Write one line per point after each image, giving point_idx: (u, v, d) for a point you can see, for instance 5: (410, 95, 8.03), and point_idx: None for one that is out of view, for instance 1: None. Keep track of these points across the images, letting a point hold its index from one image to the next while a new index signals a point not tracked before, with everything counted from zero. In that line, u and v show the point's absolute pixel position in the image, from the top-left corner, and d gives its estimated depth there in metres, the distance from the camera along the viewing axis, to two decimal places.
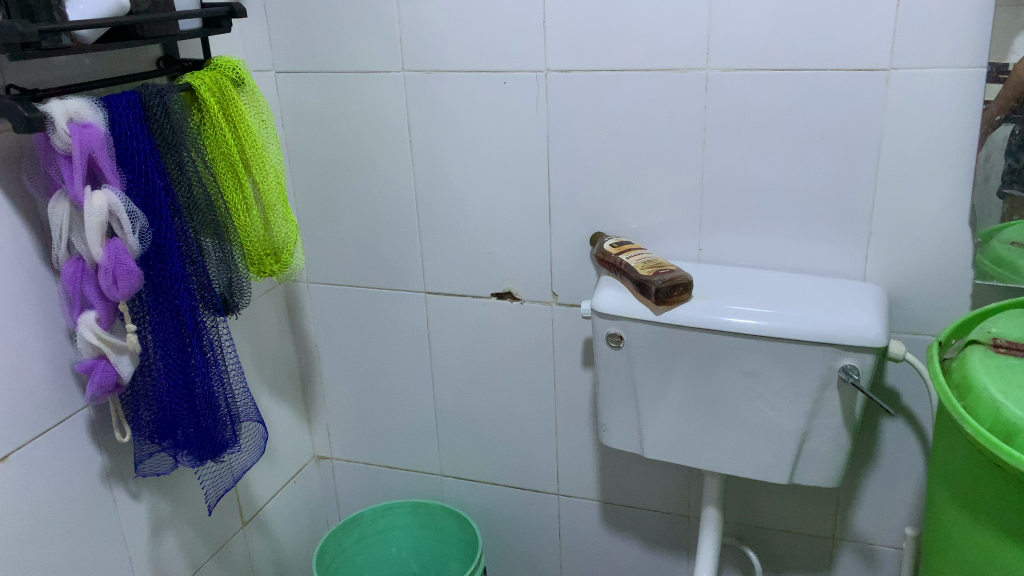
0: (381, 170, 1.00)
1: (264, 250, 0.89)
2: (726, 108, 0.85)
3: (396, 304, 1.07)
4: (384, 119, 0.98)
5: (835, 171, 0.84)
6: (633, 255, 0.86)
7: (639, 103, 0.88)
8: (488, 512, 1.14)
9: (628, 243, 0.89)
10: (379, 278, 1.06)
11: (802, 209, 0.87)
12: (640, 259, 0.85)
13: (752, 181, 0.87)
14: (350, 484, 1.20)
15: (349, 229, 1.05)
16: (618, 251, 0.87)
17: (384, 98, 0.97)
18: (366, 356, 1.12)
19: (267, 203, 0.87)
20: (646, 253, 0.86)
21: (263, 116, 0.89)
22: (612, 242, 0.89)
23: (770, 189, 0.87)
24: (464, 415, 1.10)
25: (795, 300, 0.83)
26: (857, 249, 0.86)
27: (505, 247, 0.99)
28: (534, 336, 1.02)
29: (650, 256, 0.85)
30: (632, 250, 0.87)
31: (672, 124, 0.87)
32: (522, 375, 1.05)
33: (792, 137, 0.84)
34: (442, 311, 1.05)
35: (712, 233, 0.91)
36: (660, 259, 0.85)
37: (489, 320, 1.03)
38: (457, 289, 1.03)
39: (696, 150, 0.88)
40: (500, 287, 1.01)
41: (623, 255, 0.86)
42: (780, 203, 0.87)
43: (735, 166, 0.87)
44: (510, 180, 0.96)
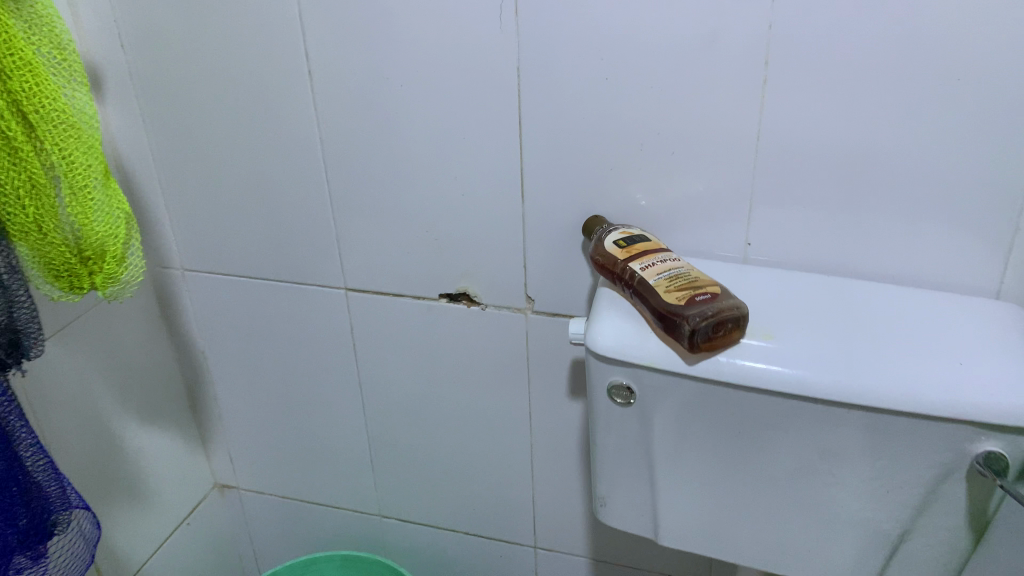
0: (273, 116, 0.68)
1: (78, 256, 0.57)
2: (805, 28, 0.53)
3: (308, 302, 0.76)
4: (270, 40, 0.64)
5: (973, 135, 0.53)
6: (652, 268, 0.55)
7: (663, 18, 0.55)
8: (445, 561, 0.87)
9: (642, 239, 0.59)
10: (282, 267, 0.75)
11: (911, 192, 0.56)
12: (664, 276, 0.54)
13: (837, 145, 0.56)
14: (265, 519, 0.92)
15: (236, 198, 0.73)
16: (628, 259, 0.57)
17: (268, 8, 0.63)
18: (274, 367, 0.82)
19: (79, 184, 0.55)
20: (673, 261, 0.56)
21: (57, 39, 0.54)
22: (619, 239, 0.58)
23: (862, 159, 0.56)
24: (408, 445, 0.81)
25: (905, 334, 0.53)
26: (993, 253, 0.56)
27: (457, 232, 0.68)
28: (502, 353, 0.72)
29: (679, 269, 0.55)
30: (650, 257, 0.56)
31: (715, 53, 0.55)
32: (486, 401, 0.76)
33: (910, 80, 0.53)
34: (373, 316, 0.75)
35: (767, 221, 0.60)
36: (695, 272, 0.55)
37: (438, 328, 0.73)
38: (391, 287, 0.72)
39: (753, 96, 0.56)
40: (453, 286, 0.70)
41: (637, 267, 0.56)
42: (878, 181, 0.56)
43: (812, 123, 0.56)
44: (464, 137, 0.64)
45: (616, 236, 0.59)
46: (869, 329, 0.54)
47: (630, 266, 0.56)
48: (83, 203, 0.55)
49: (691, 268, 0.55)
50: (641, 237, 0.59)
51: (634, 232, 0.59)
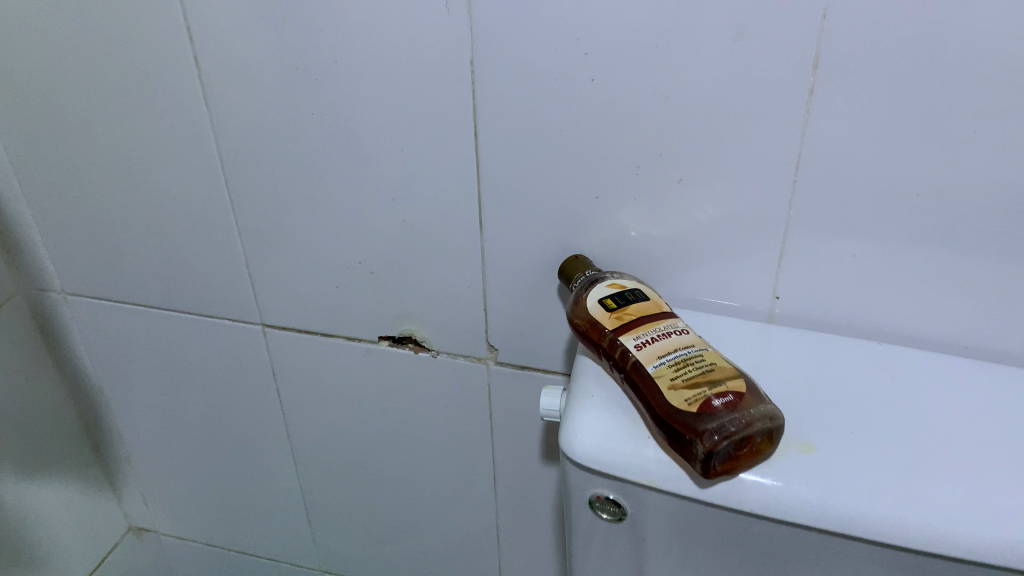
0: (155, 114, 0.52)
1: None
2: (876, 22, 0.37)
3: (219, 336, 0.61)
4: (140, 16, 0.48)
5: None
6: (653, 350, 0.40)
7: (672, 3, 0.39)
8: None
9: (640, 296, 0.44)
10: (185, 296, 0.60)
11: (1002, 245, 0.41)
12: (669, 363, 0.40)
13: (907, 179, 0.41)
14: (191, 565, 0.79)
15: (120, 211, 0.57)
16: (620, 331, 0.42)
17: None
18: (186, 406, 0.67)
19: None
20: (680, 338, 0.41)
21: None
22: (606, 297, 0.43)
23: (939, 200, 0.41)
24: (350, 499, 0.68)
25: (996, 445, 0.39)
26: None
27: (398, 266, 0.53)
28: (458, 407, 0.58)
29: (689, 351, 0.40)
30: (650, 329, 0.42)
31: (745, 52, 0.39)
32: (442, 458, 0.62)
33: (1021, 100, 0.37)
34: (299, 356, 0.60)
35: (805, 270, 0.45)
36: (711, 356, 0.40)
37: (379, 375, 0.59)
38: (319, 325, 0.57)
39: (795, 111, 0.40)
40: (395, 329, 0.55)
41: (632, 345, 0.41)
42: (958, 229, 0.41)
43: (874, 149, 0.40)
44: (403, 149, 0.48)
45: (603, 293, 0.44)
46: (945, 435, 0.40)
47: (623, 342, 0.41)
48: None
49: (705, 348, 0.41)
50: (636, 294, 0.44)
51: (626, 285, 0.44)
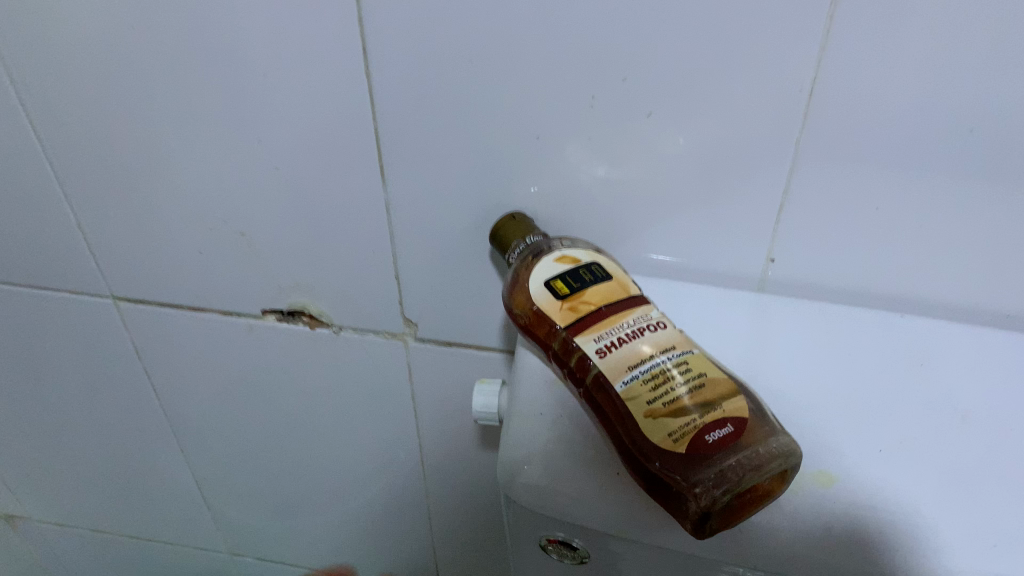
0: None
1: None
2: None
3: (63, 313, 0.48)
4: None
5: None
6: (622, 358, 0.30)
7: None
8: None
9: (602, 273, 0.32)
10: (9, 267, 0.46)
11: None
12: (646, 378, 0.29)
13: (960, 115, 0.30)
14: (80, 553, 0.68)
15: None
16: (576, 330, 0.31)
17: None
18: (38, 391, 0.55)
19: None
20: (657, 337, 0.30)
21: None
22: (556, 278, 0.32)
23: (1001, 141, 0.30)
24: (253, 484, 0.57)
25: None
26: None
27: (277, 227, 0.40)
28: (372, 387, 0.47)
29: (670, 358, 0.29)
30: (616, 325, 0.30)
31: None
32: (358, 441, 0.51)
33: None
34: (169, 334, 0.48)
35: (808, 229, 0.35)
36: (699, 364, 0.30)
37: (270, 354, 0.47)
38: (186, 298, 0.45)
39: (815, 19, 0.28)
40: (283, 301, 0.43)
41: (593, 352, 0.30)
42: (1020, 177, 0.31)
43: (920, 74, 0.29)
44: (263, 78, 0.34)
45: (550, 272, 0.32)
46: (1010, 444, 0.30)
47: (581, 346, 0.30)
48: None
49: (691, 353, 0.30)
50: (595, 272, 0.32)
51: (580, 258, 0.33)
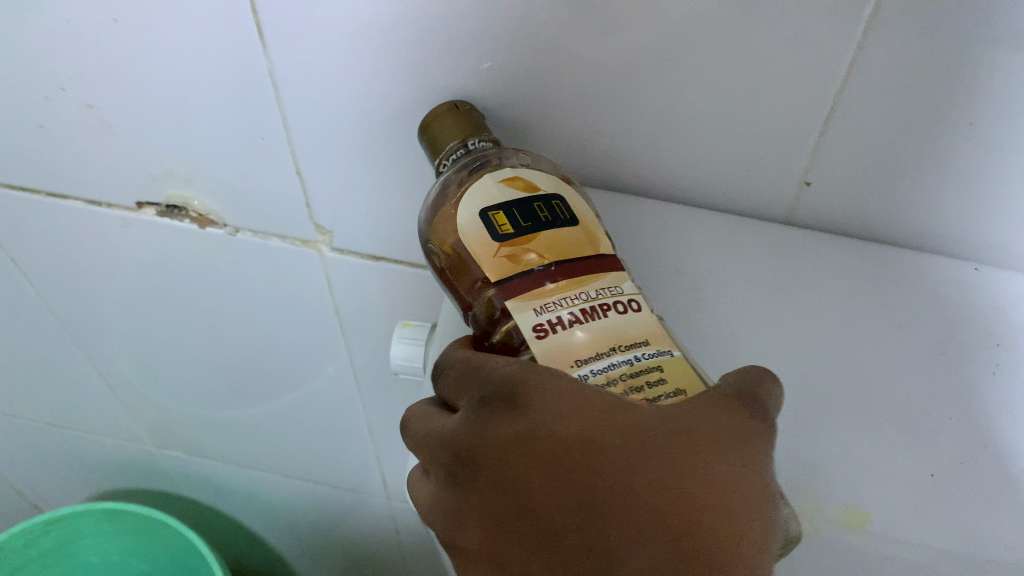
0: None
1: None
2: None
3: None
4: None
5: None
6: (568, 348, 0.19)
7: None
8: (262, 501, 0.60)
9: (566, 208, 0.22)
10: None
11: None
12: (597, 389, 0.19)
13: None
14: None
15: None
16: (512, 290, 0.20)
17: None
18: None
19: None
20: (625, 325, 0.20)
21: None
22: (498, 208, 0.21)
23: None
24: (167, 384, 0.50)
25: None
26: None
27: (133, 103, 0.29)
28: (285, 296, 0.38)
29: (640, 360, 0.19)
30: (573, 295, 0.20)
31: None
32: (278, 349, 0.43)
33: None
34: (29, 223, 0.38)
35: (864, 142, 0.24)
36: (678, 378, 0.20)
37: (157, 252, 0.38)
38: (35, 179, 0.35)
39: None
40: (159, 194, 0.34)
41: (529, 328, 0.19)
42: None
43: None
44: None
45: (492, 196, 0.21)
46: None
47: (515, 315, 0.20)
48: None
49: (670, 357, 0.20)
50: (556, 211, 0.21)
51: (539, 184, 0.22)
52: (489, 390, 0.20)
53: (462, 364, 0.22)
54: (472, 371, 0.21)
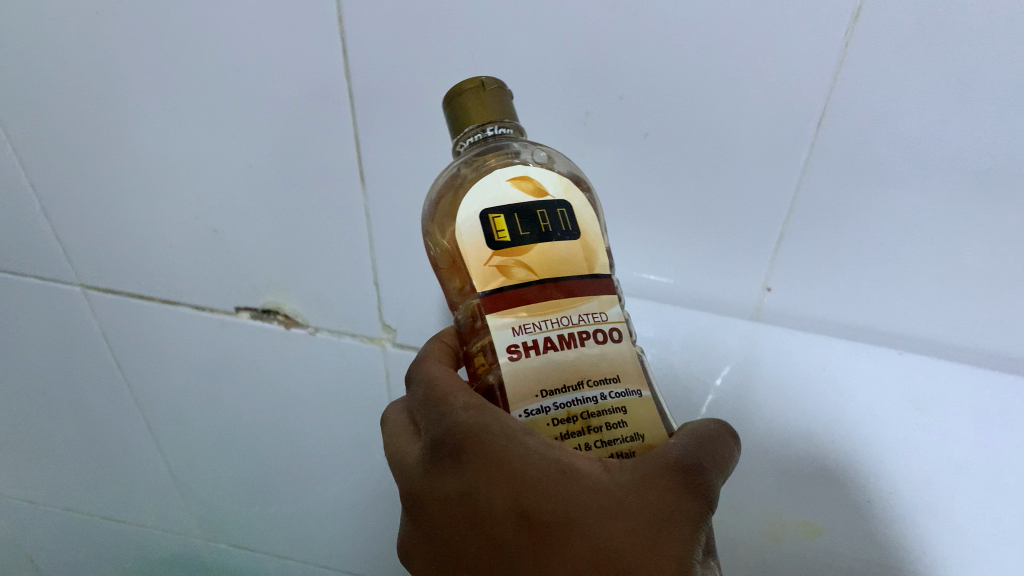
0: None
1: None
2: None
3: (28, 301, 0.46)
4: None
5: None
6: (538, 373, 0.22)
7: None
8: None
9: (567, 221, 0.23)
10: None
11: None
12: (557, 417, 0.22)
13: (967, 158, 0.28)
14: (48, 536, 0.67)
15: None
16: (492, 304, 0.22)
17: None
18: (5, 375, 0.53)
19: None
20: (595, 360, 0.22)
21: None
22: (499, 211, 0.23)
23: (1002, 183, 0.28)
24: (226, 474, 0.56)
25: None
26: None
27: (251, 227, 0.38)
28: (346, 388, 0.46)
29: (603, 396, 0.22)
30: (552, 320, 0.22)
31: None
32: (331, 438, 0.50)
33: None
34: (138, 325, 0.46)
35: (808, 257, 0.33)
36: (640, 418, 0.22)
37: (243, 350, 0.45)
38: (156, 289, 0.43)
39: (843, 8, 0.26)
40: (257, 301, 0.42)
41: (504, 345, 0.22)
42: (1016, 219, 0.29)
43: (956, 76, 0.26)
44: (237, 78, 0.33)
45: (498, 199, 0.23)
46: None
47: (493, 328, 0.22)
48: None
49: (635, 397, 0.22)
50: (559, 222, 0.23)
51: (548, 189, 0.23)
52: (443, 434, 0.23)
53: (429, 389, 0.24)
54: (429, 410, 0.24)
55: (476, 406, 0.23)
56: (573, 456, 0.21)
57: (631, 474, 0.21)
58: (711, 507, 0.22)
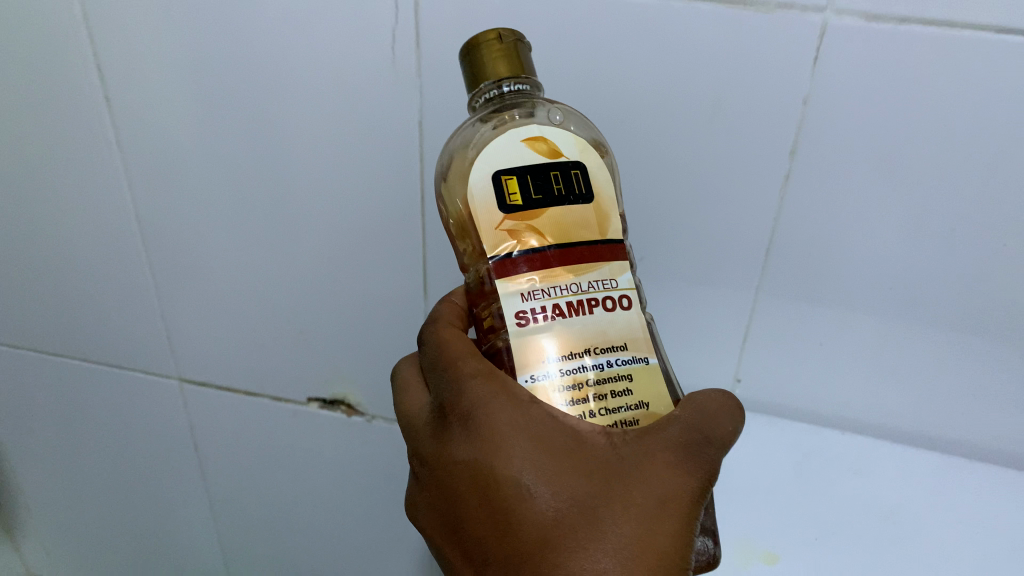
0: (53, 158, 0.46)
1: None
2: (851, 119, 0.35)
3: (127, 392, 0.56)
4: (35, 61, 0.42)
5: None
6: (545, 336, 0.25)
7: (637, 92, 0.36)
8: None
9: (575, 185, 0.26)
10: (91, 350, 0.54)
11: (954, 341, 0.40)
12: (565, 383, 0.25)
13: (872, 277, 0.39)
14: None
15: (12, 260, 0.51)
16: (502, 271, 0.25)
17: (23, 13, 0.40)
18: (89, 461, 0.61)
19: None
20: (601, 329, 0.26)
21: None
22: (513, 173, 0.26)
23: (897, 296, 0.39)
24: (271, 557, 0.63)
25: None
26: None
27: (331, 329, 0.48)
28: (390, 472, 0.54)
29: (606, 362, 0.25)
30: (560, 286, 0.25)
31: (708, 146, 0.37)
32: (372, 522, 0.58)
33: (980, 203, 0.36)
34: (218, 415, 0.55)
35: (765, 355, 0.43)
36: (641, 387, 0.26)
37: (306, 437, 0.54)
38: (242, 381, 0.53)
39: (777, 174, 0.37)
40: (326, 392, 0.51)
41: (514, 311, 0.25)
42: (912, 324, 0.40)
43: (854, 220, 0.38)
44: (336, 216, 0.43)
45: (512, 161, 0.26)
46: None
47: (503, 294, 0.25)
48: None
49: (639, 365, 0.26)
50: (569, 184, 0.26)
51: (559, 152, 0.26)
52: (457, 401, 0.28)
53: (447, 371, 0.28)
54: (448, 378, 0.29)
55: (486, 376, 0.27)
56: (578, 423, 0.25)
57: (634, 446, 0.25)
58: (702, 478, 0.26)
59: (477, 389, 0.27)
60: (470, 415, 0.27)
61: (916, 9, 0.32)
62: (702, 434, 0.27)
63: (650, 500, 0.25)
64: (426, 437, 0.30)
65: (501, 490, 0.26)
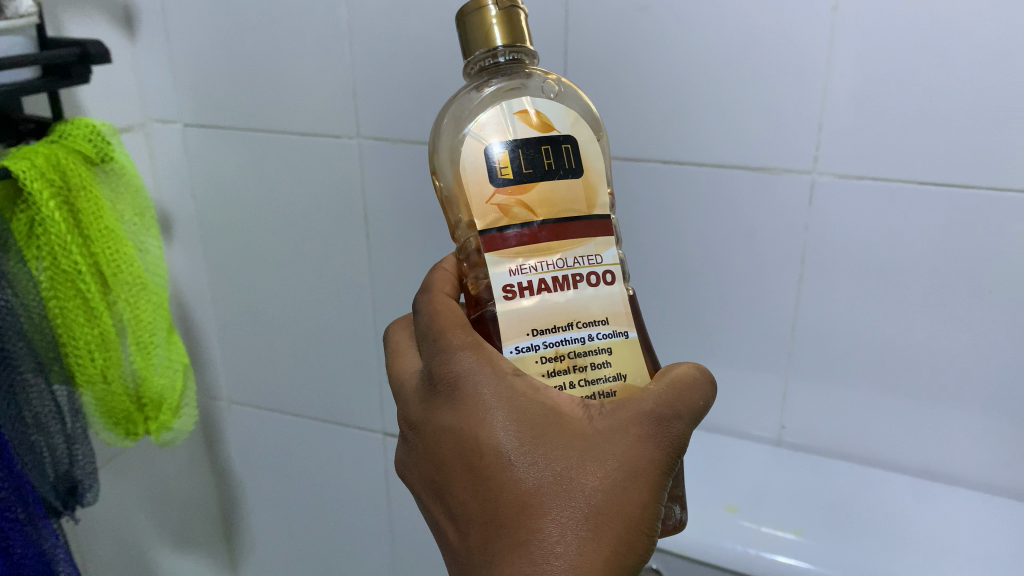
0: (325, 271, 0.72)
1: (149, 396, 0.66)
2: (833, 235, 0.56)
3: (343, 445, 0.78)
4: (328, 210, 0.69)
5: (981, 344, 0.54)
6: (531, 309, 0.40)
7: (698, 218, 0.59)
8: None
9: (549, 145, 0.41)
10: (324, 411, 0.78)
11: (927, 391, 0.57)
12: (548, 355, 0.40)
13: (865, 344, 0.58)
14: None
15: (284, 343, 0.77)
16: (493, 245, 0.40)
17: (326, 181, 0.68)
18: (305, 504, 0.83)
19: (145, 339, 0.64)
20: (583, 306, 0.40)
21: (139, 211, 0.65)
22: (506, 149, 0.40)
23: (883, 357, 0.57)
24: None
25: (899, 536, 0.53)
26: (1000, 457, 0.56)
27: None
28: None
29: (577, 327, 0.40)
30: (545, 262, 0.40)
31: (745, 253, 0.58)
32: None
33: (924, 288, 0.55)
34: None
35: (799, 405, 0.61)
36: (616, 352, 0.41)
37: None
38: None
39: (792, 273, 0.58)
40: None
41: (502, 287, 0.40)
42: (896, 378, 0.58)
43: (846, 302, 0.57)
44: None
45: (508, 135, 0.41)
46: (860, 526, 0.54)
47: (494, 264, 0.40)
48: (146, 358, 0.65)
49: (620, 341, 0.41)
50: (552, 155, 0.41)
51: (545, 123, 0.41)
52: (449, 375, 0.40)
53: (441, 352, 0.41)
54: (442, 358, 0.41)
55: (476, 356, 0.40)
56: (560, 401, 0.39)
57: (608, 424, 0.39)
58: (663, 450, 0.39)
59: (471, 371, 0.39)
60: (471, 393, 0.39)
61: (867, 167, 0.53)
62: (671, 412, 0.39)
63: (617, 472, 0.38)
64: (425, 402, 0.42)
65: (500, 454, 0.38)
